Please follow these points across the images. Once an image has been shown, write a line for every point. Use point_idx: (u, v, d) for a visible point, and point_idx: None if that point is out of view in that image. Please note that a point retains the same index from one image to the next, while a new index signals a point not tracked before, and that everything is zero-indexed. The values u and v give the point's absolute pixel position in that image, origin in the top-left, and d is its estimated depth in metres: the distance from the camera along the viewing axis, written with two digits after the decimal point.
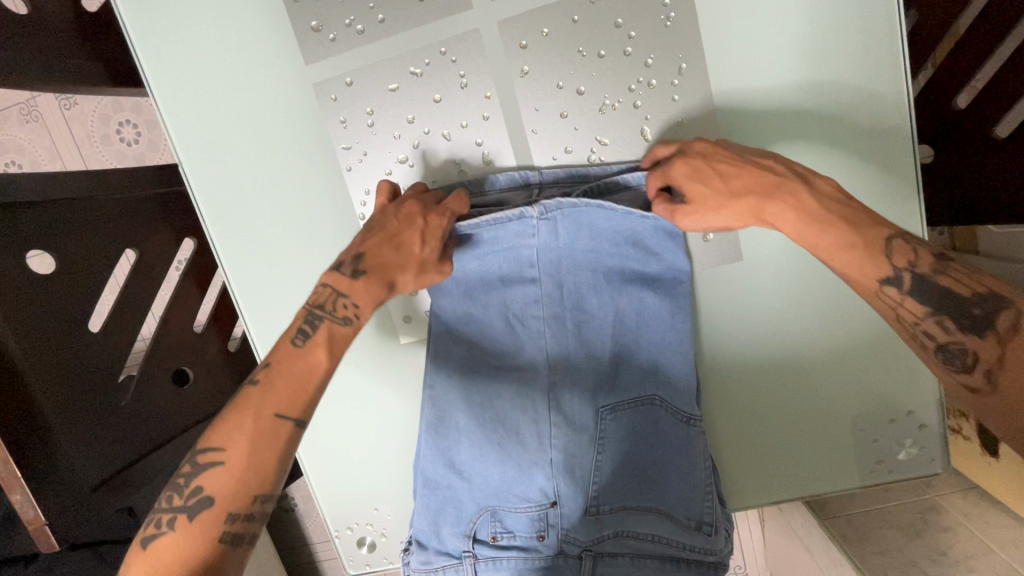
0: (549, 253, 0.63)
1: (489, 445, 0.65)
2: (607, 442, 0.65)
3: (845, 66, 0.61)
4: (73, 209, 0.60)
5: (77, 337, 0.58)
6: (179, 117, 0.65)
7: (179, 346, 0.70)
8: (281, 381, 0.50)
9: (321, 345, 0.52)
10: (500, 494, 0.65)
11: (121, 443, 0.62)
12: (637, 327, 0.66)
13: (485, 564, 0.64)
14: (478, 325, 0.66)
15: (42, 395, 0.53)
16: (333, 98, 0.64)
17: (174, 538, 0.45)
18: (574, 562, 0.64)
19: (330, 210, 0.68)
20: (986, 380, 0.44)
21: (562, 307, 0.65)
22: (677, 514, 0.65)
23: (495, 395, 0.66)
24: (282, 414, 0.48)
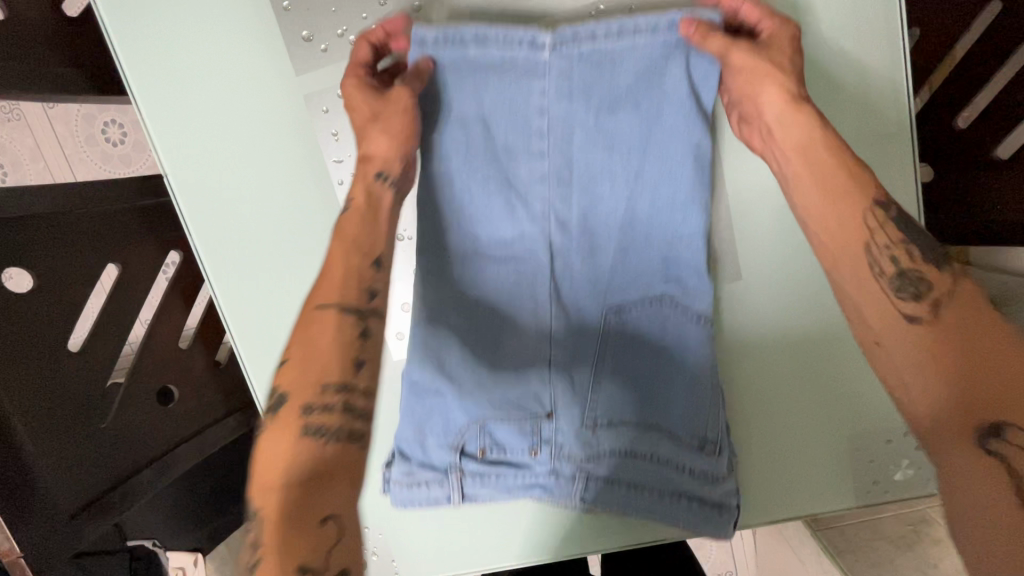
0: (561, 104, 0.58)
1: (483, 341, 0.63)
2: (608, 349, 0.62)
3: (845, 87, 0.60)
4: (53, 223, 0.57)
5: (55, 356, 0.56)
6: (163, 124, 0.63)
7: (164, 364, 0.68)
8: (321, 283, 0.51)
9: (338, 236, 0.53)
10: (491, 402, 0.61)
11: (105, 463, 0.60)
12: (648, 218, 0.61)
13: (472, 479, 0.61)
14: (474, 222, 0.62)
15: (20, 417, 0.51)
16: (324, 109, 0.62)
17: (274, 437, 0.46)
18: (565, 483, 0.62)
19: (318, 217, 0.66)
20: (930, 309, 0.46)
21: (569, 188, 0.60)
22: (680, 432, 0.61)
23: (488, 292, 0.63)
24: (328, 304, 0.50)
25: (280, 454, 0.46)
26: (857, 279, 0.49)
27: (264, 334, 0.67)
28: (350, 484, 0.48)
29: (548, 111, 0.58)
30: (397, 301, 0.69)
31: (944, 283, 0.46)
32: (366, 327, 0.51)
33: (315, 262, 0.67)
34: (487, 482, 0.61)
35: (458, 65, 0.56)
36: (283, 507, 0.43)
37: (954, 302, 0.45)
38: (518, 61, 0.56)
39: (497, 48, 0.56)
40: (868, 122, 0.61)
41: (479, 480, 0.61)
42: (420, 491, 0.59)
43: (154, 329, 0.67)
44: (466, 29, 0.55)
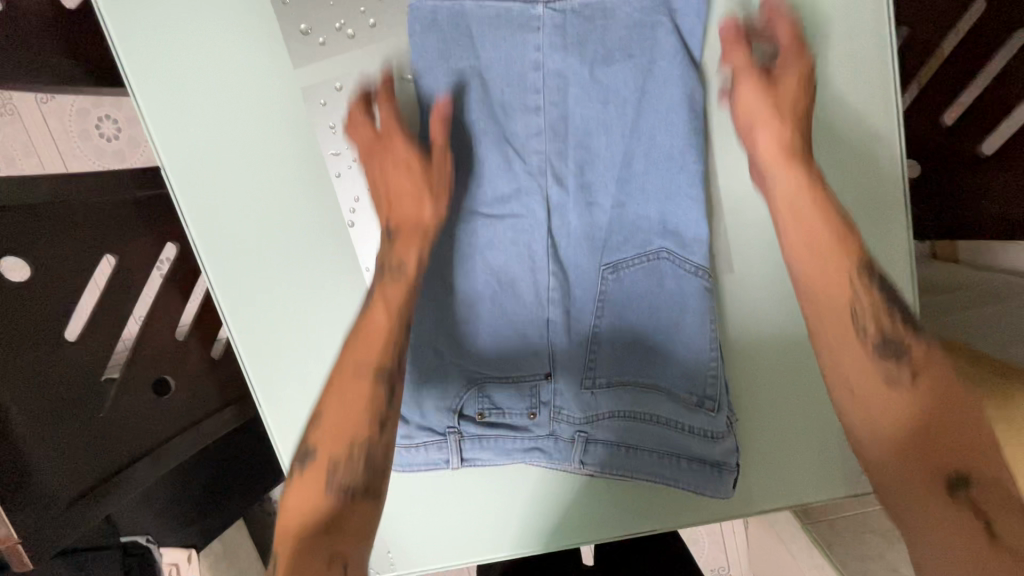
0: (557, 58, 0.62)
1: (484, 296, 0.68)
2: (606, 304, 0.68)
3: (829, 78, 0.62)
4: (48, 213, 0.58)
5: (50, 347, 0.56)
6: (159, 113, 0.63)
7: (158, 357, 0.68)
8: (362, 340, 0.55)
9: (382, 300, 0.57)
10: (488, 363, 0.68)
11: (98, 454, 0.59)
12: (642, 173, 0.65)
13: (471, 441, 0.68)
14: (476, 177, 0.65)
15: (14, 406, 0.51)
16: (322, 103, 0.63)
17: (298, 492, 0.49)
18: (566, 444, 0.69)
19: (316, 208, 0.66)
20: (908, 374, 0.49)
21: (566, 144, 0.65)
22: (678, 392, 0.67)
23: (488, 246, 0.67)
24: (369, 363, 0.53)
25: (305, 507, 0.49)
26: (837, 331, 0.53)
27: (261, 325, 0.68)
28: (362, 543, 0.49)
29: (544, 65, 0.62)
30: None
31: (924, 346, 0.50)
32: (394, 399, 0.53)
33: (314, 252, 0.67)
34: (486, 445, 0.68)
35: (461, 21, 0.61)
36: (289, 559, 0.45)
37: (928, 374, 0.49)
38: (513, 16, 0.61)
39: (494, 5, 0.61)
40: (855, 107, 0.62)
41: (478, 442, 0.68)
42: (418, 454, 0.68)
43: (148, 322, 0.67)
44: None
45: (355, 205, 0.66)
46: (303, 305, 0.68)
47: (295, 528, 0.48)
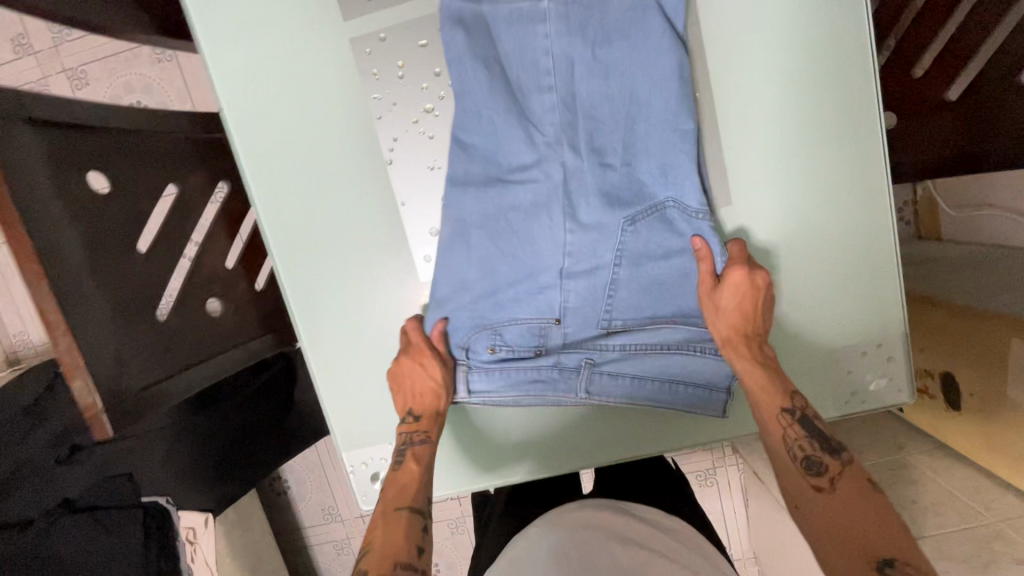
0: (562, 43, 0.66)
1: (496, 248, 0.74)
2: (624, 256, 0.73)
3: (812, 49, 0.69)
4: (126, 138, 0.65)
5: (126, 252, 0.62)
6: (224, 69, 0.72)
7: (211, 279, 0.74)
8: (393, 489, 0.66)
9: (412, 460, 0.69)
10: (495, 308, 0.76)
11: (165, 353, 0.65)
12: (644, 134, 0.69)
13: (476, 373, 0.76)
14: (499, 148, 0.71)
15: (96, 295, 0.57)
16: (368, 51, 0.71)
17: None
18: (574, 376, 0.76)
19: (358, 147, 0.74)
20: (829, 483, 0.58)
21: (575, 116, 0.69)
22: (687, 321, 0.75)
23: (509, 207, 0.73)
24: (402, 505, 0.64)
25: None
26: (778, 454, 0.63)
27: (307, 256, 0.76)
28: None
29: (553, 51, 0.67)
30: (425, 228, 0.76)
31: (840, 466, 0.59)
32: (427, 523, 0.63)
33: (357, 186, 0.75)
34: (492, 377, 0.76)
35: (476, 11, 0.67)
36: None
37: (847, 478, 0.58)
38: (522, 10, 0.66)
39: (507, 4, 0.66)
40: (834, 82, 0.69)
41: (485, 373, 0.76)
42: None
43: (203, 248, 0.74)
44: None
45: (394, 144, 0.73)
46: (342, 241, 0.76)
47: None
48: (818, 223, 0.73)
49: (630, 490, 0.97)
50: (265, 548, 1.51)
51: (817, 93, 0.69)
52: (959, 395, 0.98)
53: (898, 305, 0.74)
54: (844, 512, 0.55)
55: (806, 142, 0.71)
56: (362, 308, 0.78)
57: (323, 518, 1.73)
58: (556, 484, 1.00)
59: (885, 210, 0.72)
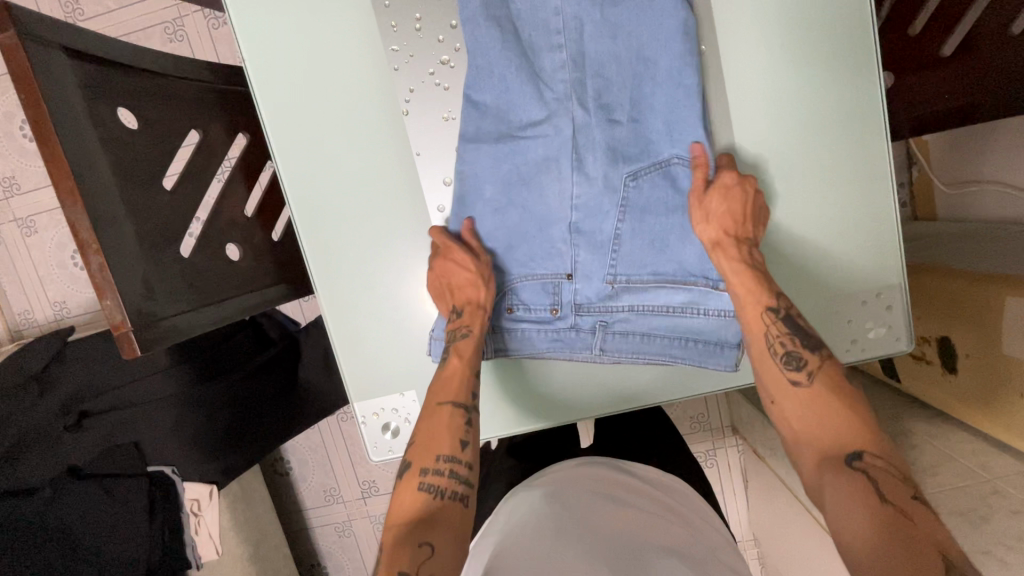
0: (573, 3, 0.68)
1: (512, 208, 0.75)
2: (628, 210, 0.73)
3: (814, 11, 0.71)
4: (152, 81, 0.67)
5: (153, 187, 0.64)
6: (250, 8, 0.74)
7: (231, 227, 0.76)
8: (440, 383, 0.71)
9: (458, 356, 0.72)
10: (515, 265, 0.77)
11: (189, 288, 0.66)
12: (652, 94, 0.70)
13: (501, 334, 0.79)
14: (512, 105, 0.72)
15: (126, 223, 0.59)
16: (385, 1, 0.73)
17: (405, 492, 0.65)
18: (586, 334, 0.77)
19: (375, 99, 0.76)
20: (808, 377, 0.64)
21: (584, 74, 0.70)
22: (693, 281, 0.74)
23: (523, 164, 0.74)
24: (446, 400, 0.70)
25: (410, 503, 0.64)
26: (761, 352, 0.68)
27: (324, 207, 0.78)
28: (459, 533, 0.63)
29: (563, 11, 0.69)
30: (438, 177, 0.77)
31: (818, 362, 0.64)
32: (470, 418, 0.70)
33: (373, 138, 0.77)
34: (514, 338, 0.79)
35: None
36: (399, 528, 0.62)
37: (824, 372, 0.64)
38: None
39: None
40: (835, 37, 0.72)
41: (510, 332, 0.79)
42: None
43: (224, 195, 0.76)
44: None
45: (409, 94, 0.75)
46: (360, 194, 0.78)
47: (404, 520, 0.63)
48: (824, 171, 0.75)
49: (633, 451, 0.98)
50: (268, 525, 1.51)
51: (819, 46, 0.72)
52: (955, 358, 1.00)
53: (896, 257, 0.76)
54: (815, 409, 0.62)
55: (809, 96, 0.73)
56: (376, 257, 0.80)
57: (325, 499, 1.72)
58: (561, 446, 1.01)
59: (884, 169, 0.75)
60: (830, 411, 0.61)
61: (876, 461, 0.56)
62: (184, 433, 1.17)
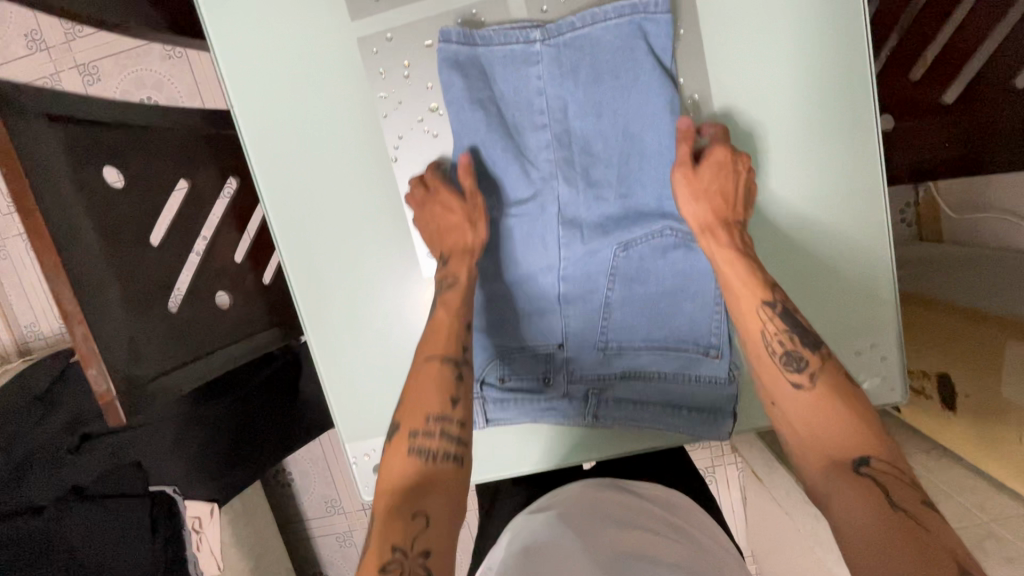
0: (555, 85, 0.71)
1: (501, 274, 0.78)
2: (617, 279, 0.75)
3: (802, 82, 0.71)
4: (138, 134, 0.67)
5: (139, 245, 0.64)
6: (239, 76, 0.74)
7: (220, 273, 0.77)
8: (432, 337, 0.70)
9: (445, 310, 0.71)
10: (506, 334, 0.78)
11: (173, 345, 0.66)
12: (639, 169, 0.73)
13: (492, 403, 0.78)
14: (498, 183, 0.75)
15: (110, 284, 0.59)
16: (374, 50, 0.72)
17: (397, 459, 0.63)
18: (580, 400, 0.77)
19: (363, 151, 0.76)
20: (810, 380, 0.63)
21: (571, 151, 0.73)
22: (684, 347, 0.74)
23: (507, 238, 0.77)
24: (433, 355, 0.69)
25: (400, 470, 0.63)
26: (758, 353, 0.67)
27: (315, 260, 0.79)
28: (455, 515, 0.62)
29: (546, 91, 0.71)
30: None
31: (820, 362, 0.63)
32: (461, 373, 0.69)
33: (361, 190, 0.77)
34: (507, 407, 0.78)
35: (474, 59, 0.71)
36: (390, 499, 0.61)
37: (825, 373, 0.63)
38: (516, 54, 0.71)
39: (501, 45, 0.70)
40: (825, 91, 0.71)
41: (500, 402, 0.78)
42: None
43: (213, 243, 0.76)
44: (475, 31, 0.70)
45: (398, 142, 0.75)
46: (351, 245, 0.78)
47: (392, 493, 0.61)
48: (817, 225, 0.74)
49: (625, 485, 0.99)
50: (269, 537, 1.53)
51: (809, 104, 0.71)
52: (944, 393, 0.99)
53: (893, 311, 0.75)
54: (821, 411, 0.61)
55: (800, 153, 0.72)
56: (366, 305, 0.80)
57: (325, 509, 1.75)
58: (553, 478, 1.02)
59: (881, 223, 0.73)
60: (835, 416, 0.60)
61: (883, 465, 0.55)
62: (184, 451, 1.16)
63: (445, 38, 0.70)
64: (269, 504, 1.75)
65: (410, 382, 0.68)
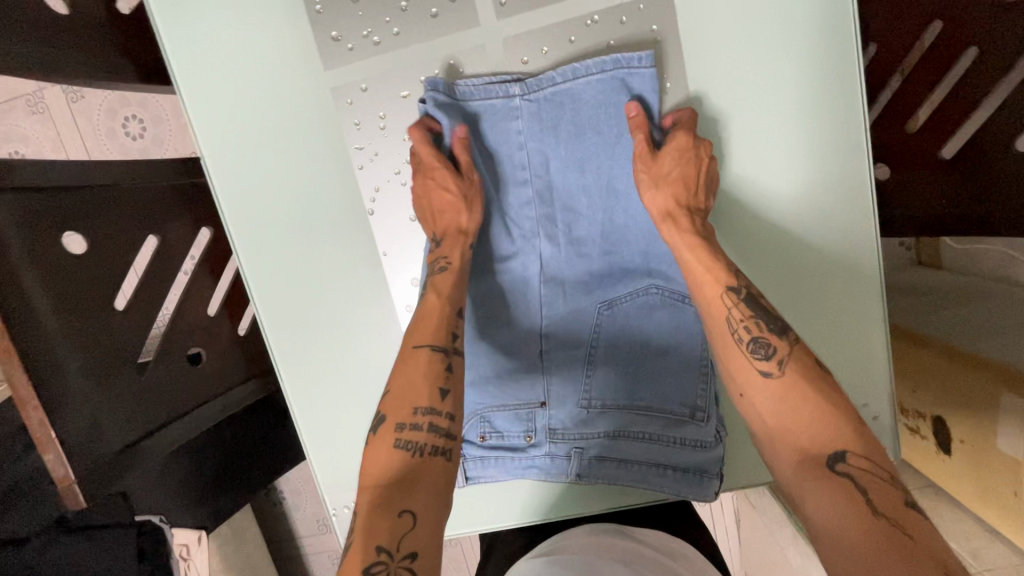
0: (536, 139, 0.70)
1: (484, 333, 0.75)
2: (601, 337, 0.74)
3: (793, 136, 0.70)
4: (100, 194, 0.64)
5: (102, 313, 0.62)
6: (208, 122, 0.71)
7: (192, 330, 0.74)
8: (417, 326, 0.63)
9: (434, 290, 0.65)
10: (488, 395, 0.75)
11: (138, 415, 0.65)
12: (624, 225, 0.72)
13: (474, 461, 0.76)
14: (481, 239, 0.74)
15: (68, 358, 0.56)
16: (349, 101, 0.70)
17: (381, 454, 0.56)
18: (563, 459, 0.75)
19: (338, 203, 0.73)
20: (779, 367, 0.58)
21: (553, 208, 0.72)
22: (670, 408, 0.72)
23: (490, 295, 0.75)
24: (421, 342, 0.62)
25: (386, 462, 0.56)
26: (723, 338, 0.61)
27: (290, 311, 0.76)
28: (441, 500, 0.55)
29: (526, 146, 0.70)
30: (406, 279, 0.75)
31: (787, 347, 0.58)
32: (450, 363, 0.62)
33: (338, 241, 0.74)
34: (488, 464, 0.76)
35: (455, 111, 0.68)
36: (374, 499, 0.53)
37: (794, 360, 0.58)
38: (497, 108, 0.69)
39: (481, 97, 0.68)
40: (812, 148, 0.70)
41: (482, 461, 0.76)
42: None
43: (185, 300, 0.74)
44: (455, 83, 0.68)
45: (375, 195, 0.73)
46: (327, 297, 0.76)
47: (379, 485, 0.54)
48: (808, 281, 0.73)
49: None
50: (260, 562, 1.52)
51: (797, 159, 0.70)
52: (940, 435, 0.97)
53: (884, 370, 0.74)
54: (791, 402, 0.56)
55: (788, 209, 0.71)
56: (344, 356, 0.77)
57: (317, 527, 1.74)
58: None
59: (872, 278, 0.72)
60: (808, 407, 0.55)
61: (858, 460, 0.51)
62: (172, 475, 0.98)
63: (432, 89, 0.66)
64: (259, 525, 1.73)
65: (396, 372, 0.61)
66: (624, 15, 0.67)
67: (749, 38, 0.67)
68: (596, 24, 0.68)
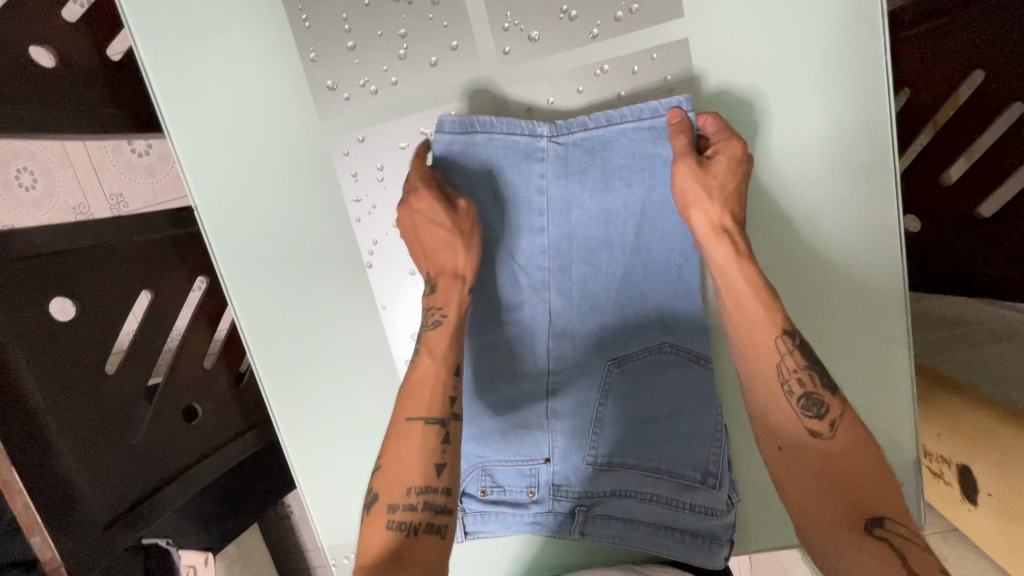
0: (560, 185, 0.65)
1: (488, 386, 0.72)
2: (610, 395, 0.70)
3: (828, 188, 0.65)
4: (88, 258, 0.64)
5: (95, 384, 0.63)
6: (201, 169, 0.68)
7: (187, 384, 0.75)
8: (411, 394, 0.60)
9: (427, 353, 0.62)
10: (489, 449, 0.72)
11: (133, 480, 0.66)
12: (643, 279, 0.68)
13: (474, 516, 0.73)
14: (484, 290, 0.69)
15: (58, 436, 0.57)
16: (344, 153, 0.67)
17: (375, 531, 0.55)
18: (566, 514, 0.72)
19: (341, 253, 0.70)
20: (829, 428, 0.56)
21: (565, 259, 0.68)
22: (681, 471, 0.68)
23: (494, 348, 0.71)
24: (415, 415, 0.59)
25: (381, 542, 0.55)
26: (772, 388, 0.59)
27: (290, 362, 0.73)
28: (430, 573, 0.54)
29: (548, 191, 0.66)
30: (405, 333, 0.72)
31: (840, 409, 0.57)
32: (448, 434, 0.59)
33: (342, 291, 0.72)
34: (487, 519, 0.73)
35: (472, 154, 0.64)
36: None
37: (846, 422, 0.57)
38: (519, 147, 0.64)
39: (503, 137, 0.64)
40: (848, 200, 0.66)
41: (481, 516, 0.73)
42: None
43: (181, 352, 0.75)
44: (478, 118, 0.63)
45: (373, 248, 0.70)
46: (329, 348, 0.73)
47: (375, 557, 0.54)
48: (835, 337, 0.70)
49: None
50: None
51: (833, 209, 0.66)
52: (941, 481, 0.92)
53: (910, 435, 0.70)
54: (836, 469, 0.55)
55: (818, 262, 0.68)
56: (342, 408, 0.74)
57: None
58: None
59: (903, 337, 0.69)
60: (854, 473, 0.54)
61: (898, 529, 0.51)
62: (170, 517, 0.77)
63: (439, 128, 0.63)
64: (269, 540, 1.72)
65: (391, 443, 0.59)
66: (637, 63, 0.63)
67: (771, 87, 0.63)
68: (604, 73, 0.64)
